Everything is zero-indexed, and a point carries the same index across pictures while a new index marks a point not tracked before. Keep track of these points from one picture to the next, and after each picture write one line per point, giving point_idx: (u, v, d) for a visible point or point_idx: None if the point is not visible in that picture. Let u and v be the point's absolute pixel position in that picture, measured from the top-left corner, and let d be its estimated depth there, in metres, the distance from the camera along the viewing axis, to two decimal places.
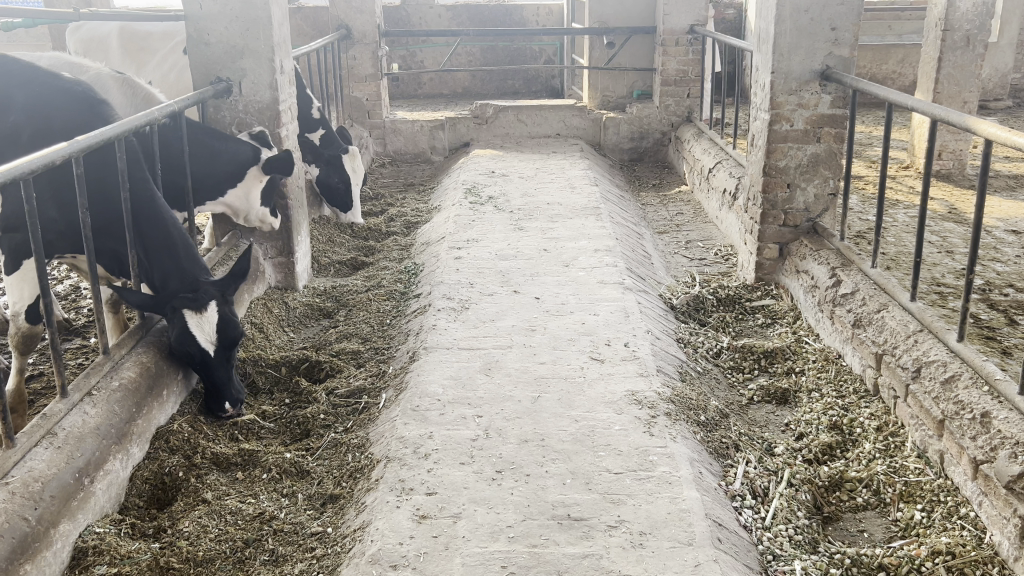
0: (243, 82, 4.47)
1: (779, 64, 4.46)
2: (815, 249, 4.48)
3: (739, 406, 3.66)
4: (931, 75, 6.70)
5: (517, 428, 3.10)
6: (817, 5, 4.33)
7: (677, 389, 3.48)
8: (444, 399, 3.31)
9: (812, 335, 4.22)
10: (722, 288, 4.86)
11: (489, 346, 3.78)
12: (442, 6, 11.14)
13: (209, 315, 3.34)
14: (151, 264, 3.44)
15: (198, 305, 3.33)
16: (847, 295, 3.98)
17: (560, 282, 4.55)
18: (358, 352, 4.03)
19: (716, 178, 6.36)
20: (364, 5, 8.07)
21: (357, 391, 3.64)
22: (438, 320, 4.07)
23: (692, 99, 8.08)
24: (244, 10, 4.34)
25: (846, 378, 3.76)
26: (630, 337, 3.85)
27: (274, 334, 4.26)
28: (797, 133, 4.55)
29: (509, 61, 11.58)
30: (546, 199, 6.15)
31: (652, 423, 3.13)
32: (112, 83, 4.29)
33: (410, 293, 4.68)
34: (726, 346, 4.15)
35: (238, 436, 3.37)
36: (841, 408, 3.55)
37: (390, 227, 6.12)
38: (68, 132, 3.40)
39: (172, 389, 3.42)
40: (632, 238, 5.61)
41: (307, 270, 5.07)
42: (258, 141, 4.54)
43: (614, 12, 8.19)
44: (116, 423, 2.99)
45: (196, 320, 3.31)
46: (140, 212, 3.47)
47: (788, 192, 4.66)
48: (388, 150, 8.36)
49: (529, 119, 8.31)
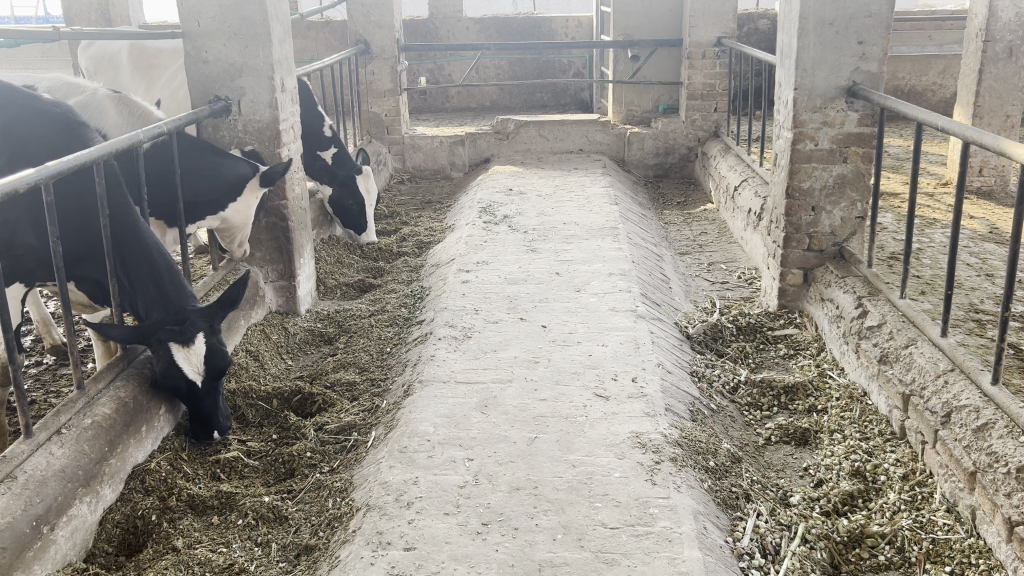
0: (242, 101, 4.34)
1: (802, 80, 4.22)
2: (841, 276, 4.22)
3: (754, 447, 3.42)
4: (970, 87, 6.39)
5: (509, 474, 2.88)
6: (842, 17, 4.08)
7: (687, 430, 3.24)
8: (435, 439, 3.11)
9: (836, 368, 3.95)
10: (743, 315, 4.61)
11: (487, 380, 3.57)
12: (470, 18, 11.00)
13: (197, 347, 3.18)
14: (135, 290, 3.29)
15: (185, 338, 3.15)
16: (873, 327, 3.71)
17: (570, 309, 4.33)
18: (354, 383, 3.85)
19: (741, 197, 6.11)
20: (383, 19, 7.93)
21: (347, 428, 3.45)
22: (437, 350, 3.87)
23: (719, 113, 7.83)
24: (242, 27, 4.20)
25: (871, 418, 3.49)
26: (638, 372, 3.62)
27: (270, 363, 4.10)
28: (822, 152, 4.31)
29: (538, 73, 11.38)
30: (562, 219, 5.94)
31: (656, 469, 2.89)
32: (108, 104, 4.11)
33: (414, 318, 4.49)
34: (743, 381, 3.90)
35: (220, 475, 3.21)
36: (865, 452, 3.29)
37: (401, 247, 5.94)
38: (37, 155, 3.35)
39: (153, 424, 3.24)
40: (650, 260, 5.37)
41: (311, 293, 4.91)
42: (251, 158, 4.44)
43: (639, 25, 7.97)
44: (84, 464, 2.83)
45: (183, 353, 3.15)
46: (123, 238, 3.31)
47: (813, 215, 4.40)
48: (408, 166, 8.22)
49: (551, 134, 8.10)
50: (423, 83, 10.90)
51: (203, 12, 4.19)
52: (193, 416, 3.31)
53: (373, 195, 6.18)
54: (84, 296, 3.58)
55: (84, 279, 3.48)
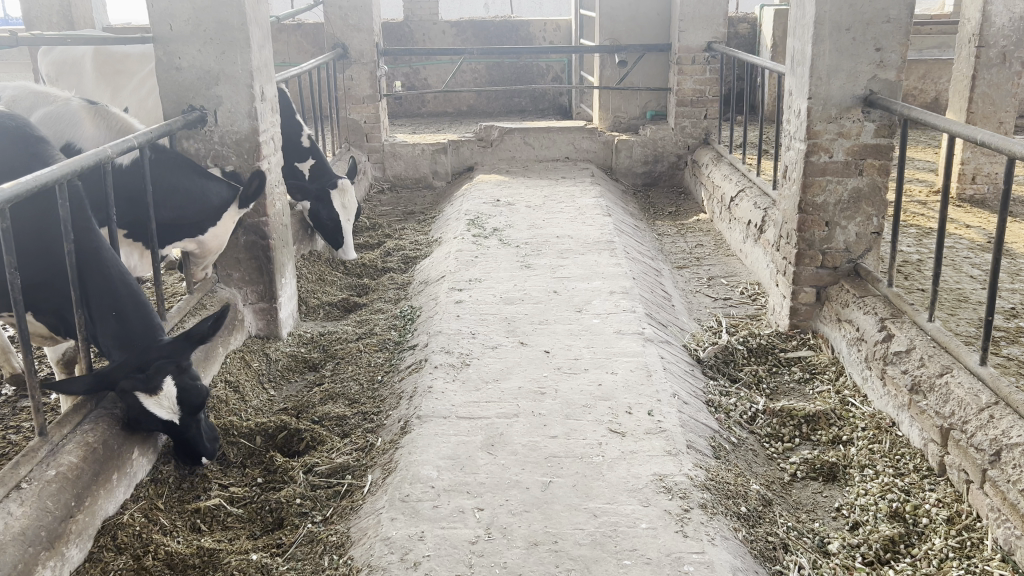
0: (218, 111, 4.02)
1: (816, 89, 3.99)
2: (859, 295, 3.99)
3: (781, 485, 3.18)
4: (963, 93, 6.22)
5: (525, 527, 2.61)
6: (859, 23, 3.85)
7: (713, 470, 3.00)
8: (439, 485, 2.83)
9: (858, 396, 3.73)
10: (753, 335, 4.38)
11: (491, 415, 3.29)
12: (446, 22, 10.71)
13: (166, 391, 2.90)
14: (98, 326, 3.05)
15: (151, 387, 2.87)
16: (900, 353, 3.48)
17: (573, 332, 4.07)
18: (344, 417, 3.56)
19: (739, 208, 5.88)
20: (361, 22, 7.59)
21: (340, 470, 3.16)
22: (435, 380, 3.57)
23: (709, 120, 7.62)
24: (219, 30, 3.89)
25: (903, 452, 3.27)
26: (654, 404, 3.35)
27: (251, 395, 3.79)
28: (836, 165, 4.09)
29: (516, 78, 11.10)
30: (554, 231, 5.69)
31: (686, 519, 2.64)
32: (83, 116, 3.71)
33: (405, 343, 4.20)
34: (761, 410, 3.67)
35: (200, 527, 2.91)
36: (901, 490, 3.05)
37: (386, 262, 5.64)
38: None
39: (123, 472, 2.94)
40: (650, 275, 5.13)
41: (293, 315, 4.61)
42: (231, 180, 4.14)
43: (626, 28, 7.73)
44: (49, 523, 2.52)
45: (152, 400, 2.88)
46: (86, 269, 3.05)
47: (826, 231, 4.17)
48: (388, 175, 7.93)
49: (536, 142, 7.83)
50: (400, 88, 10.61)
51: (175, 15, 3.88)
52: (178, 450, 3.07)
53: (351, 209, 5.80)
54: (44, 327, 3.25)
55: (43, 311, 3.17)
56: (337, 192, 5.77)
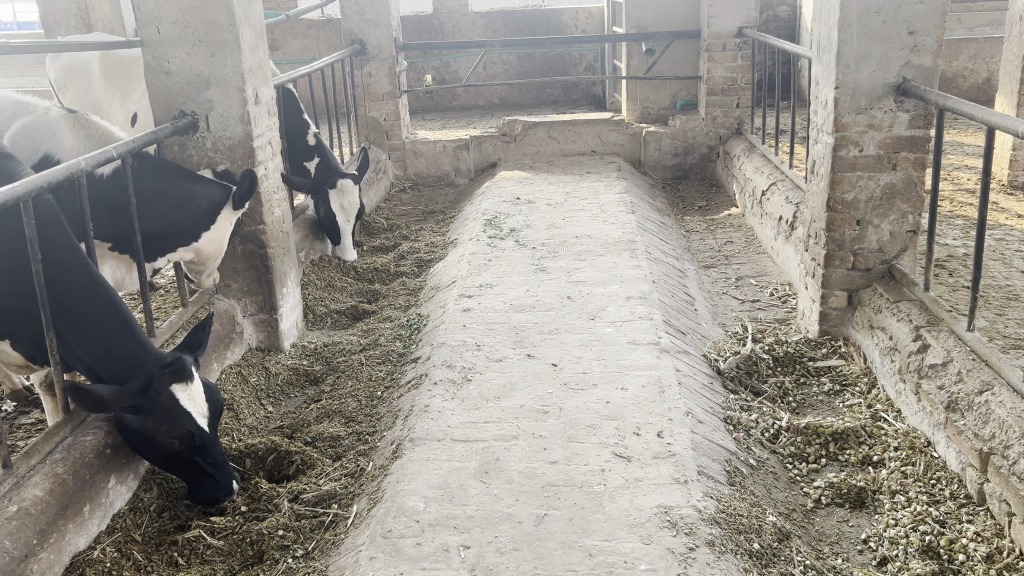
0: (210, 116, 3.86)
1: (843, 77, 3.69)
2: (893, 300, 3.69)
3: (802, 513, 2.92)
4: (1014, 75, 5.81)
5: (514, 568, 2.40)
6: (890, 4, 3.54)
7: (725, 500, 2.75)
8: (425, 520, 2.63)
9: (891, 411, 3.45)
10: (780, 343, 4.10)
11: (489, 438, 3.08)
12: (476, 13, 10.48)
13: (196, 386, 2.87)
14: (88, 345, 2.89)
15: (185, 376, 2.84)
16: (937, 367, 3.17)
17: (583, 343, 3.83)
18: (338, 439, 3.37)
19: (770, 202, 5.58)
20: (379, 18, 7.40)
21: (327, 498, 2.97)
22: (432, 399, 3.36)
23: (742, 109, 7.29)
24: (207, 32, 3.73)
25: (939, 476, 2.98)
26: (664, 424, 3.11)
27: (246, 413, 3.63)
28: (867, 159, 3.78)
29: (547, 68, 10.80)
30: (574, 231, 5.45)
31: (690, 559, 2.40)
32: (62, 126, 3.63)
33: (409, 355, 4.00)
34: (785, 428, 3.40)
35: (177, 561, 2.72)
36: (936, 521, 2.77)
37: (399, 266, 5.45)
38: None
39: (97, 504, 2.78)
40: (673, 277, 4.86)
41: (296, 324, 4.44)
42: (224, 180, 3.94)
43: (654, 15, 7.42)
44: (5, 564, 2.37)
45: (186, 393, 2.83)
46: (69, 285, 2.90)
47: (858, 230, 3.88)
48: (410, 173, 7.75)
49: (561, 136, 7.60)
50: (428, 82, 10.41)
51: (163, 18, 3.72)
52: (198, 472, 2.91)
53: (351, 210, 5.55)
54: (19, 357, 3.12)
55: (19, 340, 3.06)
56: (336, 193, 5.52)
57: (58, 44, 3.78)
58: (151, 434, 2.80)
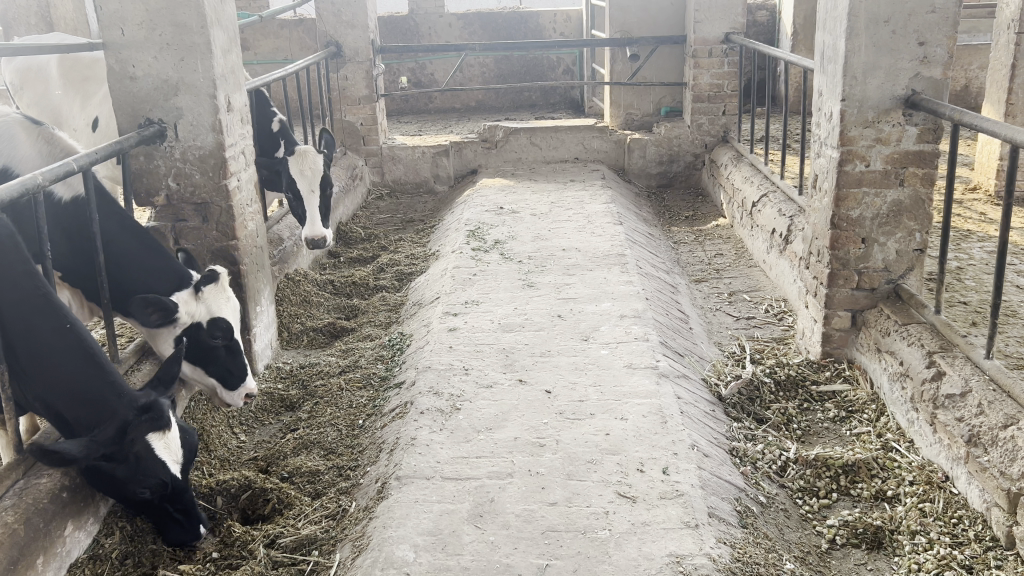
0: (179, 124, 3.60)
1: (851, 89, 3.52)
2: (901, 323, 3.52)
3: (817, 555, 2.74)
4: (1002, 84, 5.69)
5: None
6: (900, 13, 3.37)
7: (739, 546, 2.56)
8: (415, 573, 2.40)
9: (903, 441, 3.28)
10: (781, 366, 3.93)
11: (482, 476, 2.86)
12: (452, 14, 10.23)
13: (173, 433, 2.62)
14: (50, 388, 2.62)
15: (163, 424, 2.60)
16: (954, 397, 3.00)
17: (577, 367, 3.63)
18: (317, 474, 3.14)
19: (761, 214, 5.41)
20: (355, 19, 7.15)
21: (306, 544, 2.73)
22: (419, 431, 3.14)
23: (728, 116, 7.12)
24: (176, 35, 3.48)
25: (960, 514, 2.82)
26: (669, 459, 2.91)
27: (217, 445, 3.38)
28: (874, 175, 3.62)
29: (524, 71, 10.59)
30: (561, 243, 5.25)
31: None
32: (23, 136, 3.37)
33: (391, 379, 3.77)
34: (793, 459, 3.21)
35: None
36: (962, 566, 2.60)
37: (378, 280, 5.21)
38: None
39: (51, 555, 2.52)
40: (665, 294, 4.67)
41: (270, 345, 4.19)
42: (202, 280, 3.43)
43: (638, 19, 7.24)
44: None
45: (162, 442, 2.59)
46: (29, 320, 2.65)
47: (863, 249, 3.70)
48: (387, 180, 7.50)
49: (543, 142, 7.39)
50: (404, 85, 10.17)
51: (128, 19, 3.47)
52: (167, 518, 2.68)
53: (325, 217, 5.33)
54: None
55: None
56: (295, 159, 5.37)
57: (15, 45, 3.50)
58: (121, 484, 2.56)
